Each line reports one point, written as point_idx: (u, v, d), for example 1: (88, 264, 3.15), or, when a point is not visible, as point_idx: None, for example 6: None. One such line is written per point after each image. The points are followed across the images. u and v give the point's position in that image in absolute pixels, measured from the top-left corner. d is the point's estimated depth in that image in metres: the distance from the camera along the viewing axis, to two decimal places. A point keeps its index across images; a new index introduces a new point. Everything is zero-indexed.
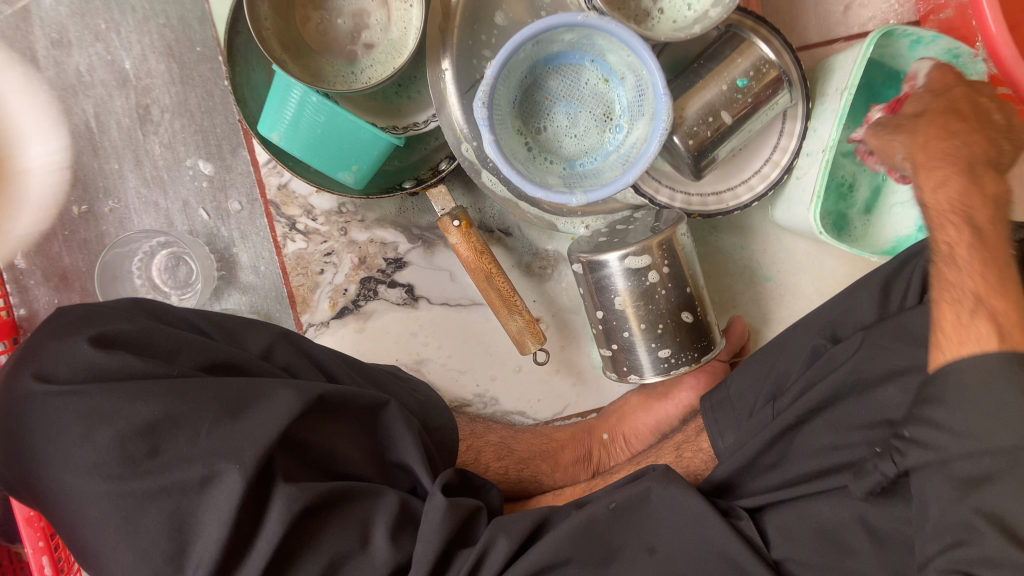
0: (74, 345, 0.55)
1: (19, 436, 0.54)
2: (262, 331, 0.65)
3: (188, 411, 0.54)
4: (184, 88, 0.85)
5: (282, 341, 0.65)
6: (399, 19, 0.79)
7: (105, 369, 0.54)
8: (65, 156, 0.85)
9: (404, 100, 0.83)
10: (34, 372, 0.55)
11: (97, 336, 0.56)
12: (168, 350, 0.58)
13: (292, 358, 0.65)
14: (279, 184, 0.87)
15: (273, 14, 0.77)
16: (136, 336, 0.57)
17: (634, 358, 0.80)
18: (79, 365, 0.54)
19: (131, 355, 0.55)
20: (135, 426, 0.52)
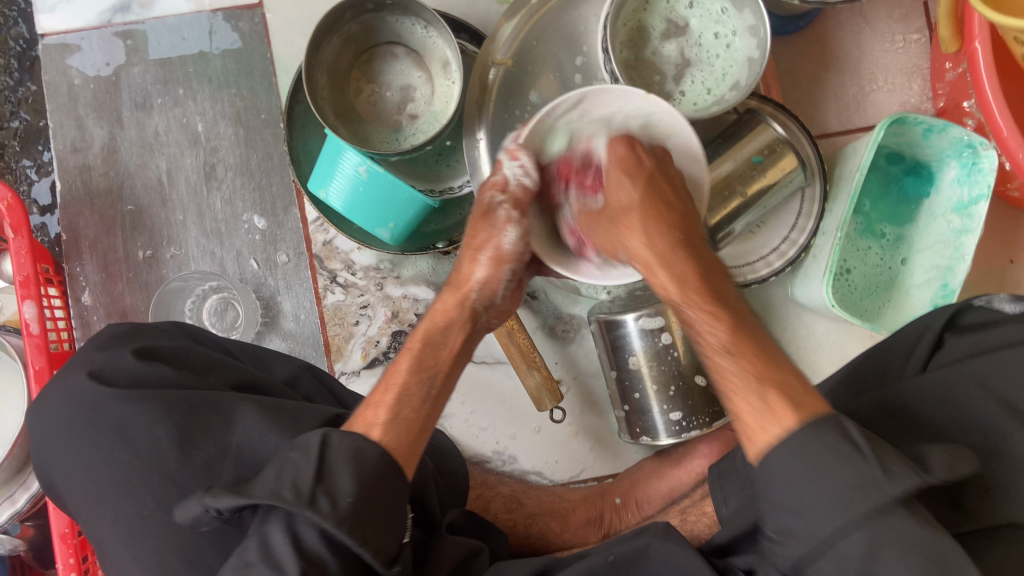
0: (122, 354, 0.63)
1: (72, 432, 0.61)
2: (289, 362, 0.72)
3: (214, 420, 0.60)
4: (247, 150, 0.94)
5: (306, 374, 0.71)
6: (441, 94, 0.87)
7: (144, 376, 0.62)
8: (137, 206, 0.95)
9: (442, 167, 0.91)
10: (89, 370, 0.63)
11: (142, 350, 0.64)
12: (201, 368, 0.65)
13: (313, 390, 0.71)
14: (325, 240, 0.93)
15: (330, 85, 0.86)
16: (175, 353, 0.65)
17: (648, 419, 0.82)
18: (122, 372, 0.62)
19: (168, 367, 0.63)
20: (169, 426, 0.59)
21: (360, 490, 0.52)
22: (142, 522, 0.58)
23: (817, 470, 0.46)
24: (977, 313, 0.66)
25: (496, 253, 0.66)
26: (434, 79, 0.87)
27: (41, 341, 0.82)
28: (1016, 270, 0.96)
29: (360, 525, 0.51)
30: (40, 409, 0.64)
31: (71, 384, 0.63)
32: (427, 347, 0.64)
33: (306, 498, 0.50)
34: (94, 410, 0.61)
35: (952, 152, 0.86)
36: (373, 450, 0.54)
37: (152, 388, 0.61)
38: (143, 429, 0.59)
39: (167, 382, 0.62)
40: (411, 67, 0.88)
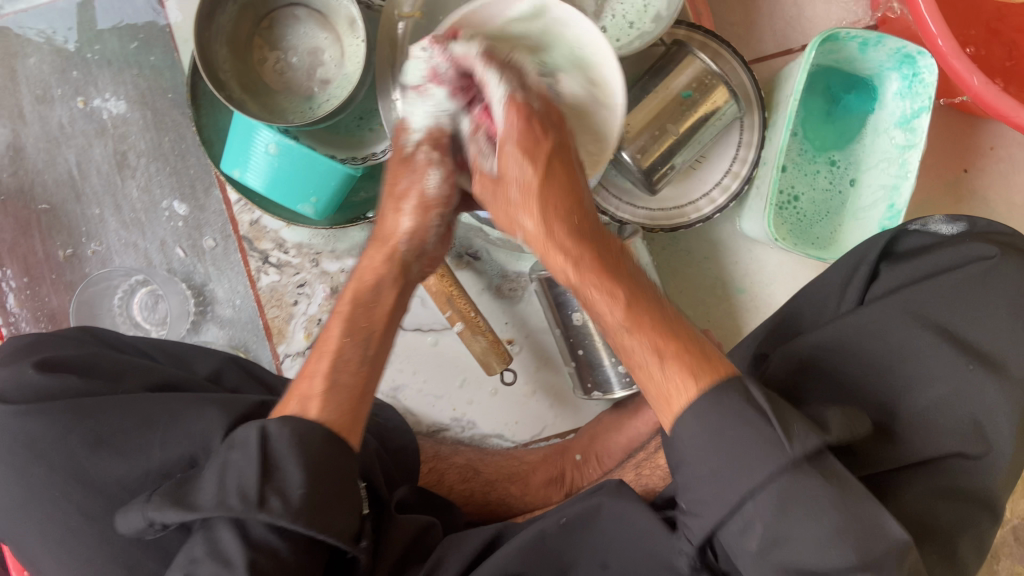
0: (23, 369, 0.59)
1: None
2: (211, 356, 0.69)
3: (131, 426, 0.57)
4: (158, 133, 0.89)
5: (230, 364, 0.68)
6: (351, 55, 0.82)
7: (50, 390, 0.58)
8: (51, 205, 0.90)
9: (365, 132, 0.87)
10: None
11: (44, 361, 0.60)
12: (113, 372, 0.61)
13: (240, 381, 0.68)
14: (252, 220, 0.90)
15: (231, 57, 0.81)
16: (82, 360, 0.61)
17: (600, 373, 0.80)
18: (25, 387, 0.58)
19: (75, 376, 0.59)
20: (83, 438, 0.56)
21: (310, 481, 0.50)
22: (62, 541, 0.56)
23: (722, 436, 0.47)
24: (914, 238, 0.63)
25: (422, 201, 0.62)
26: (342, 40, 0.82)
27: None
28: (971, 178, 0.93)
29: (316, 512, 0.49)
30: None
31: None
32: (360, 307, 0.61)
33: (256, 501, 0.48)
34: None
35: (891, 65, 0.82)
36: (314, 436, 0.52)
37: (58, 401, 0.57)
38: (55, 443, 0.57)
39: (75, 393, 0.58)
40: (315, 29, 0.83)
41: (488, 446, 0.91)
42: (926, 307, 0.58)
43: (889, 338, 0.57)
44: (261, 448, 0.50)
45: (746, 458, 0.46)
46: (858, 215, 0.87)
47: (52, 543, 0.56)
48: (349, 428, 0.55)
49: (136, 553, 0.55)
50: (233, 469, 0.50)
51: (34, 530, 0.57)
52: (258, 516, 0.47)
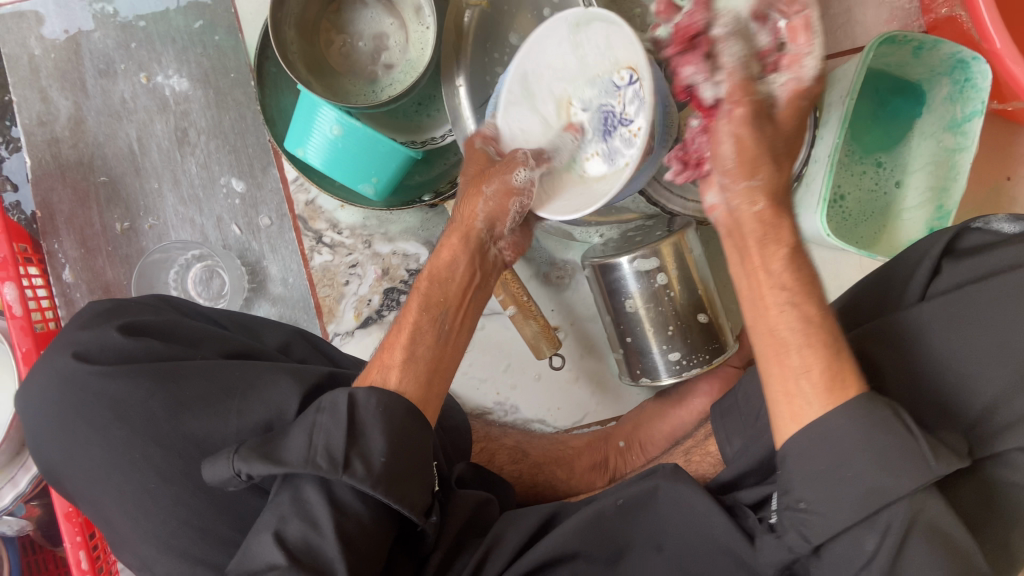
0: (107, 332, 0.60)
1: (56, 416, 0.59)
2: (278, 328, 0.70)
3: (214, 390, 0.58)
4: (218, 112, 0.91)
5: (299, 338, 0.69)
6: (416, 41, 0.84)
7: (133, 351, 0.59)
8: (110, 177, 0.92)
9: (423, 117, 0.88)
10: (73, 353, 0.59)
11: (128, 326, 0.61)
12: (191, 339, 0.62)
13: (307, 354, 0.69)
14: (307, 200, 0.91)
15: (299, 38, 0.82)
16: (160, 326, 0.62)
17: (648, 361, 0.82)
18: (108, 348, 0.59)
19: (156, 341, 0.60)
20: (164, 402, 0.57)
21: (392, 449, 0.52)
22: (139, 501, 0.57)
23: (838, 467, 0.48)
24: (975, 236, 0.65)
25: (504, 187, 0.65)
26: (407, 26, 0.84)
27: (25, 323, 0.79)
28: (1014, 186, 0.94)
29: (394, 481, 0.51)
30: (30, 398, 0.61)
31: (53, 364, 0.60)
32: (438, 284, 0.64)
33: (341, 463, 0.50)
34: (77, 391, 0.58)
35: (943, 70, 0.84)
36: (399, 409, 0.53)
37: (143, 365, 0.58)
38: (134, 404, 0.57)
39: (158, 357, 0.59)
40: (382, 14, 0.84)
41: (530, 431, 0.92)
42: (973, 311, 0.56)
43: None
44: (349, 414, 0.52)
45: (901, 465, 0.47)
46: (904, 217, 0.89)
47: (127, 505, 0.57)
48: (425, 401, 0.58)
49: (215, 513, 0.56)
50: (318, 431, 0.51)
51: (109, 487, 0.57)
52: (342, 478, 0.49)
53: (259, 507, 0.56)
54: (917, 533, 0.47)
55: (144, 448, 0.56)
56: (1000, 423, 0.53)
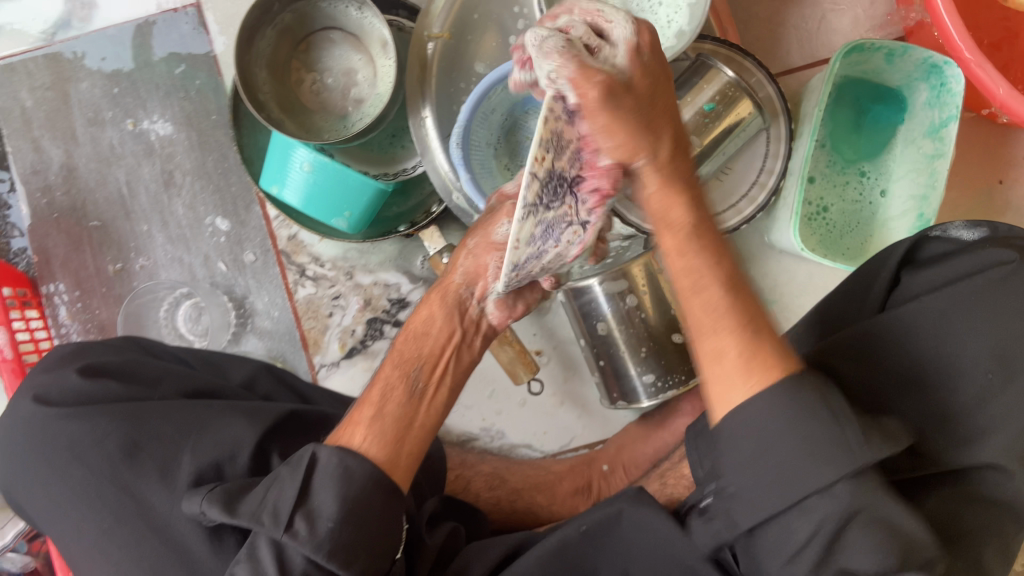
0: (68, 374, 0.62)
1: (20, 458, 0.61)
2: (246, 364, 0.71)
3: (166, 430, 0.59)
4: (202, 153, 0.93)
5: (265, 374, 0.70)
6: (384, 75, 0.85)
7: (91, 394, 0.61)
8: (102, 221, 0.95)
9: (397, 149, 0.90)
10: (35, 396, 0.62)
11: (88, 368, 0.63)
12: (152, 379, 0.64)
13: (273, 389, 0.70)
14: (290, 235, 0.93)
15: (270, 79, 0.84)
16: (123, 367, 0.64)
17: (625, 384, 0.81)
18: (69, 391, 0.61)
19: (115, 382, 0.62)
20: (120, 442, 0.58)
21: (342, 514, 0.50)
22: (91, 544, 0.57)
23: (764, 450, 0.47)
24: (935, 245, 0.63)
25: (486, 240, 0.64)
26: (376, 61, 0.85)
27: (15, 366, 0.82)
28: (1007, 190, 0.91)
29: (341, 550, 0.50)
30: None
31: (18, 406, 0.62)
32: (412, 346, 0.62)
33: (284, 522, 0.49)
34: (39, 434, 0.60)
35: (919, 75, 0.82)
36: (359, 470, 0.51)
37: (100, 405, 0.60)
38: (90, 446, 0.58)
39: (116, 398, 0.61)
40: (350, 51, 0.86)
41: (516, 456, 0.92)
42: (928, 333, 0.56)
43: (920, 352, 0.56)
44: (307, 474, 0.51)
45: (823, 459, 0.46)
46: (890, 226, 0.87)
47: (83, 546, 0.58)
48: (393, 463, 0.54)
49: (159, 559, 0.55)
50: (277, 486, 0.51)
51: (67, 528, 0.58)
52: (285, 539, 0.49)
53: None
54: (857, 525, 0.46)
55: (98, 488, 0.57)
56: (969, 433, 0.54)
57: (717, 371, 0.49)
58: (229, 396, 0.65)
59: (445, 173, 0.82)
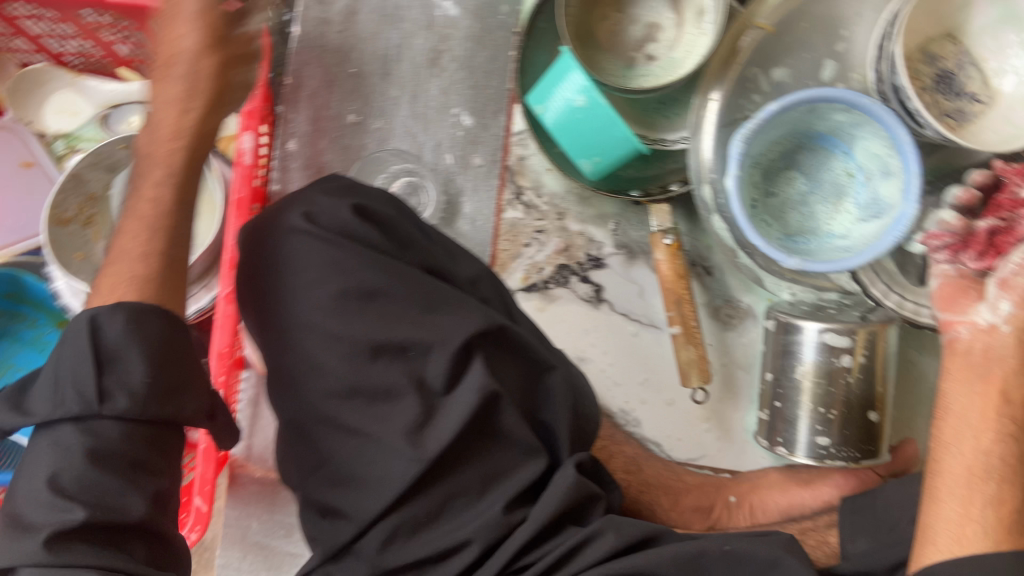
0: (342, 206, 0.63)
1: (268, 257, 0.63)
2: (476, 263, 0.71)
3: (404, 297, 0.62)
4: (476, 47, 0.94)
5: (490, 275, 0.70)
6: (686, 43, 0.85)
7: (354, 232, 0.63)
8: (359, 71, 0.94)
9: (659, 117, 0.88)
10: (305, 211, 0.63)
11: (361, 208, 0.64)
12: (405, 242, 0.66)
13: (492, 295, 0.70)
14: (521, 155, 0.94)
15: (579, 4, 0.85)
16: (387, 220, 0.65)
17: (793, 432, 0.80)
18: (337, 221, 0.63)
19: (376, 231, 0.64)
20: (360, 289, 0.61)
21: (152, 367, 0.52)
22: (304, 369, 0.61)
23: None
24: None
25: None
26: (683, 26, 0.85)
27: (249, 171, 0.84)
28: None
29: (152, 399, 0.52)
30: (252, 232, 0.66)
31: (285, 216, 0.64)
32: None
33: (98, 398, 0.50)
34: (289, 245, 0.63)
35: None
36: (149, 317, 0.54)
37: (355, 247, 0.62)
38: (333, 280, 0.61)
39: (371, 247, 0.63)
40: (663, 8, 0.86)
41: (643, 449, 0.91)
42: None
43: None
44: (89, 339, 0.52)
45: None
46: None
47: (293, 365, 0.61)
48: None
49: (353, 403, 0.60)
50: (66, 365, 0.51)
51: (284, 342, 0.62)
52: (98, 411, 0.50)
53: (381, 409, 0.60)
54: None
55: (330, 320, 0.60)
56: None
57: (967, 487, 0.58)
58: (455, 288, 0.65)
59: (705, 161, 0.82)
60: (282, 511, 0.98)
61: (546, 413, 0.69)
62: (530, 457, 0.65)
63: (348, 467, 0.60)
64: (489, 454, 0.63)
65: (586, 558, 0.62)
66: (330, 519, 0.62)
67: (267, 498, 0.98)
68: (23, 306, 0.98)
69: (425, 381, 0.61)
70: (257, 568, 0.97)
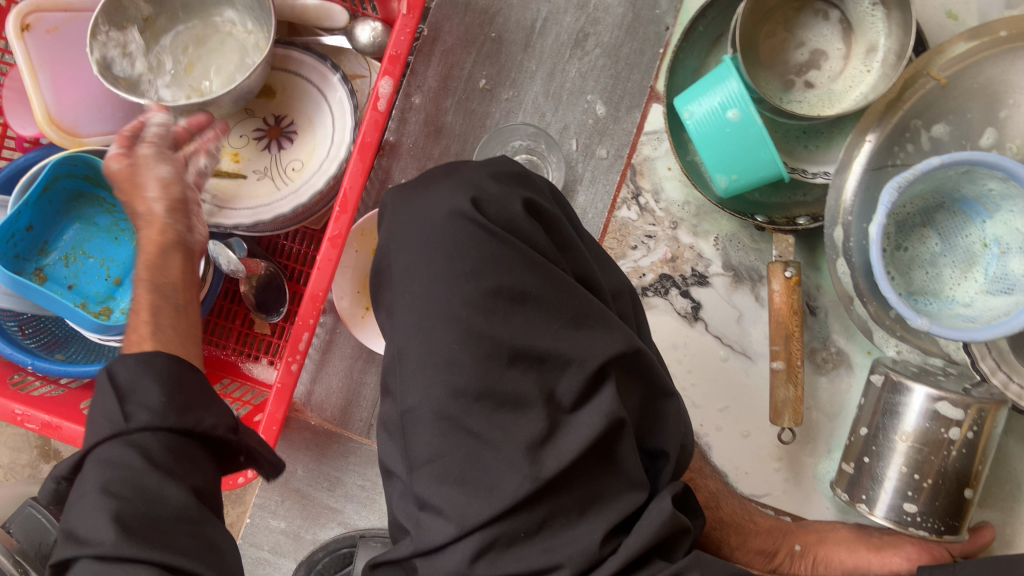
0: (514, 200, 0.61)
1: (422, 236, 0.61)
2: (620, 275, 0.68)
3: (554, 305, 0.59)
4: (625, 36, 0.91)
5: (632, 294, 0.68)
6: (849, 77, 0.82)
7: (520, 228, 0.60)
8: (500, 37, 0.92)
9: (800, 146, 0.85)
10: (473, 195, 0.61)
11: (528, 204, 0.62)
12: (560, 244, 0.63)
13: (627, 313, 0.67)
14: (647, 155, 0.91)
15: (750, 13, 0.81)
16: (549, 219, 0.63)
17: (877, 492, 0.78)
18: (504, 213, 0.61)
19: (540, 233, 0.61)
20: (513, 290, 0.58)
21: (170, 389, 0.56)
22: (431, 358, 0.57)
23: None
24: None
25: None
26: (850, 59, 0.82)
27: (380, 118, 0.80)
28: None
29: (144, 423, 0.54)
30: (406, 200, 0.64)
31: (449, 196, 0.61)
32: None
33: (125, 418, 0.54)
34: (451, 230, 0.60)
35: None
36: (158, 358, 0.58)
37: (518, 246, 0.59)
38: (489, 274, 0.58)
39: (532, 246, 0.60)
40: (835, 36, 0.83)
41: None
42: None
43: None
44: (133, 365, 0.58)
45: None
46: None
47: (419, 353, 0.58)
48: None
49: (479, 405, 0.56)
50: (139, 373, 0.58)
51: (415, 327, 0.59)
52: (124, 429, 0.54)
53: (510, 422, 0.57)
54: None
55: (475, 315, 0.57)
56: None
57: None
58: (600, 301, 0.63)
59: (844, 202, 0.79)
60: (330, 464, 0.95)
61: (656, 440, 0.67)
62: (631, 490, 0.62)
63: (459, 469, 0.56)
64: (595, 479, 0.61)
65: None
66: (425, 514, 0.57)
67: (317, 447, 0.95)
68: (102, 191, 0.88)
69: (555, 396, 0.59)
70: (293, 516, 0.96)
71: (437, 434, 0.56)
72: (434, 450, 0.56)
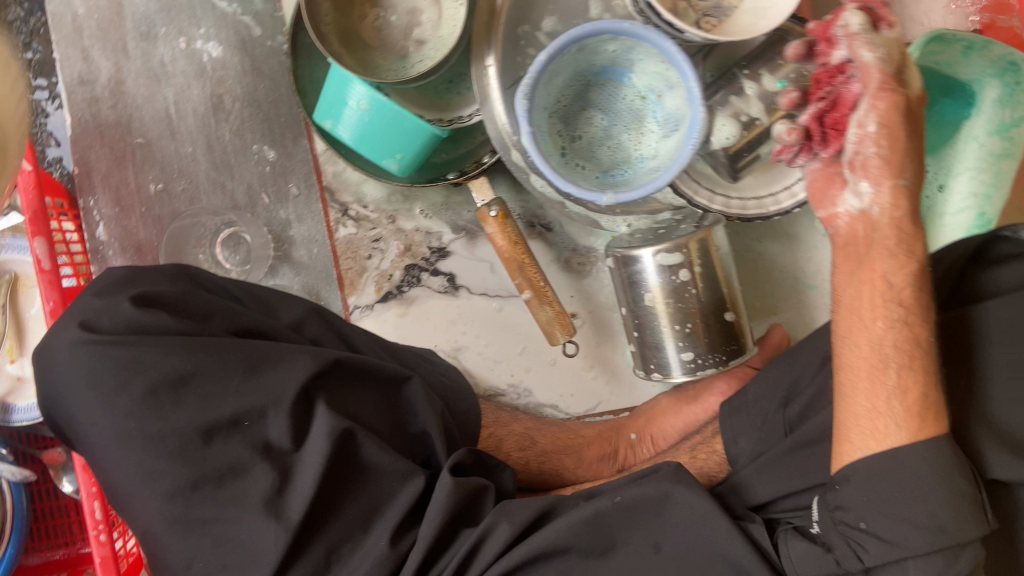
0: (120, 302, 0.60)
1: (68, 381, 0.59)
2: (295, 304, 0.70)
3: (219, 368, 0.59)
4: (254, 79, 0.92)
5: (313, 314, 0.70)
6: (448, 19, 0.85)
7: (144, 324, 0.60)
8: (146, 139, 0.92)
9: (453, 96, 0.88)
10: (82, 323, 0.60)
11: (140, 297, 0.61)
12: (202, 312, 0.63)
13: (320, 333, 0.69)
14: (334, 172, 0.92)
15: (333, 10, 0.83)
16: (175, 297, 0.63)
17: (662, 356, 0.81)
18: (120, 319, 0.60)
19: (167, 315, 0.61)
20: (169, 377, 0.58)
21: None
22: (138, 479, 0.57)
23: (906, 487, 0.54)
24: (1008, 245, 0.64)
25: None
26: (441, 3, 0.85)
27: (53, 276, 0.79)
28: None
29: None
30: (40, 359, 0.62)
31: (65, 334, 0.60)
32: None
33: None
34: (84, 361, 0.59)
35: (994, 72, 0.80)
36: None
37: (154, 337, 0.59)
38: (138, 377, 0.58)
39: (167, 331, 0.60)
40: None
41: (542, 415, 0.92)
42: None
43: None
44: None
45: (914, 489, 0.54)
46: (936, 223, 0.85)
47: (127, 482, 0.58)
48: None
49: (201, 494, 0.56)
50: None
51: (111, 461, 0.58)
52: None
53: (239, 491, 0.57)
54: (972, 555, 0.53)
55: (145, 420, 0.57)
56: None
57: (872, 372, 0.57)
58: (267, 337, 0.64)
59: (501, 126, 0.81)
60: None
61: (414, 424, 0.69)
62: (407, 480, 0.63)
63: (216, 557, 0.56)
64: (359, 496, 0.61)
65: (485, 558, 0.63)
66: None
67: None
68: None
69: (271, 444, 0.59)
70: None
71: (181, 540, 0.57)
72: (187, 556, 0.57)
